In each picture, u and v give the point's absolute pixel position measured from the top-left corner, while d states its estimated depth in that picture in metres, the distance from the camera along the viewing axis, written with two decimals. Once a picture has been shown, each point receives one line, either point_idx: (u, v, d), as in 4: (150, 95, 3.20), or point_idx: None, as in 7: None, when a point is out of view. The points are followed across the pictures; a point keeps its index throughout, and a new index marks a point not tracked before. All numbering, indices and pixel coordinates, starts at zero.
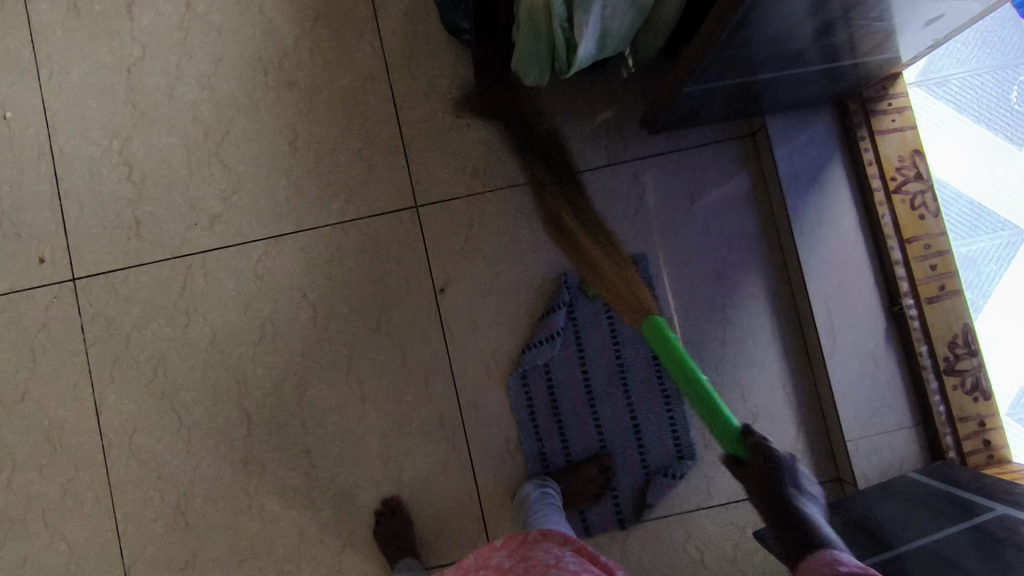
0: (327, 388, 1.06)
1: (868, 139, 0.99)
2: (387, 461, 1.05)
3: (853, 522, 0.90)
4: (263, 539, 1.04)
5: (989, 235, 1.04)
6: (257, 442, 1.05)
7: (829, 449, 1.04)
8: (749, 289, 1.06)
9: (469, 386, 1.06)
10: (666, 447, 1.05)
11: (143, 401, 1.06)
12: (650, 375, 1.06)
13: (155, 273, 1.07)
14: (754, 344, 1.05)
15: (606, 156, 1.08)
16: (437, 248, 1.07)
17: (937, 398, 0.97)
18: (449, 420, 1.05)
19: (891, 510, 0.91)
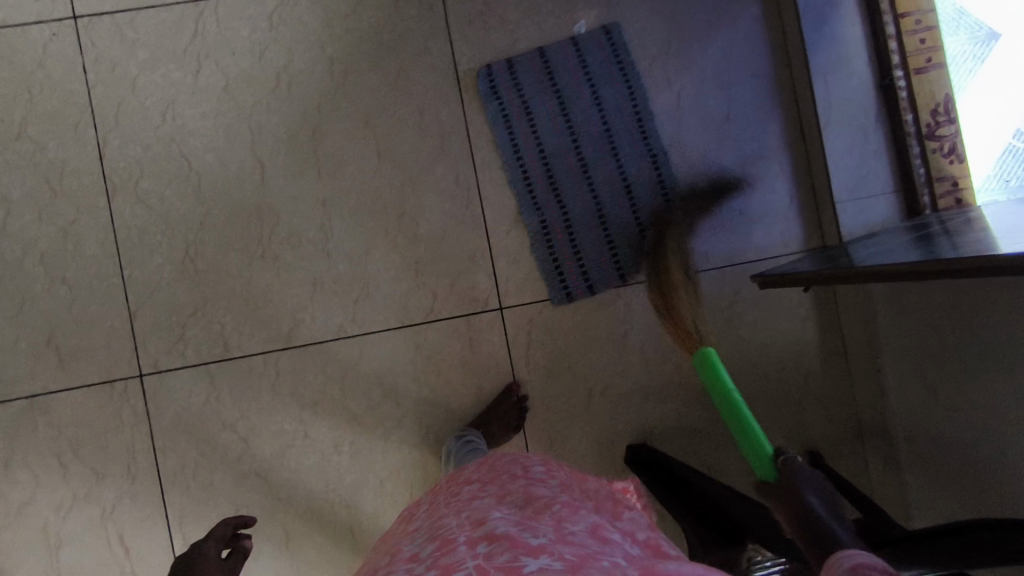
0: (342, 141, 1.06)
1: None
2: (402, 216, 1.07)
3: (825, 260, 0.98)
4: (277, 287, 1.06)
5: (963, 36, 1.00)
6: (272, 193, 1.05)
7: (817, 219, 1.13)
8: (751, 68, 1.13)
9: (485, 146, 1.09)
10: (656, 203, 1.11)
11: (150, 148, 1.03)
12: (638, 137, 1.11)
13: (165, 16, 1.04)
14: (755, 121, 1.13)
15: None
16: (457, 9, 1.08)
17: (918, 161, 1.07)
18: (464, 179, 1.08)
19: (873, 245, 0.98)
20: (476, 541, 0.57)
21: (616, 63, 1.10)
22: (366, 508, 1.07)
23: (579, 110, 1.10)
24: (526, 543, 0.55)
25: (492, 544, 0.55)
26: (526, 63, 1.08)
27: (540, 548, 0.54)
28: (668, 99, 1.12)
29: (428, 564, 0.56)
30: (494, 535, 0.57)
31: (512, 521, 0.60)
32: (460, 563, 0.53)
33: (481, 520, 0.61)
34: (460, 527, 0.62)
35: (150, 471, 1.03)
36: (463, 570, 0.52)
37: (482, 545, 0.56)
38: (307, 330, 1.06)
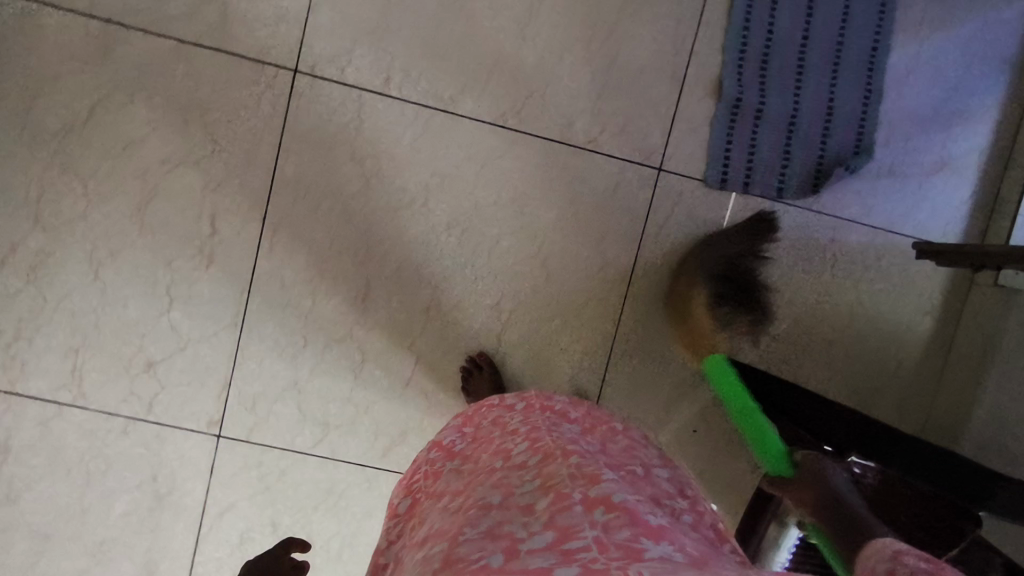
0: None
1: None
2: (610, 35, 1.01)
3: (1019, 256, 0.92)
4: (461, 46, 0.99)
5: None
6: None
7: (984, 225, 1.09)
8: (1001, 50, 1.07)
9: (719, 3, 1.02)
10: (847, 136, 1.04)
11: None
12: (864, 63, 1.04)
13: None
14: (978, 102, 1.07)
15: None
16: None
17: None
18: (683, 26, 1.02)
19: None
20: (592, 504, 0.54)
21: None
22: (448, 298, 1.04)
23: (823, 10, 1.03)
24: (644, 521, 0.53)
25: (608, 512, 0.53)
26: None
27: (659, 534, 0.52)
28: (911, 39, 1.04)
29: (542, 517, 0.53)
30: (609, 499, 0.55)
31: (625, 491, 0.57)
32: (584, 528, 0.51)
33: (589, 473, 0.58)
34: (566, 472, 0.59)
35: (267, 168, 0.99)
36: (589, 539, 0.49)
37: (599, 512, 0.53)
38: (469, 102, 1.01)
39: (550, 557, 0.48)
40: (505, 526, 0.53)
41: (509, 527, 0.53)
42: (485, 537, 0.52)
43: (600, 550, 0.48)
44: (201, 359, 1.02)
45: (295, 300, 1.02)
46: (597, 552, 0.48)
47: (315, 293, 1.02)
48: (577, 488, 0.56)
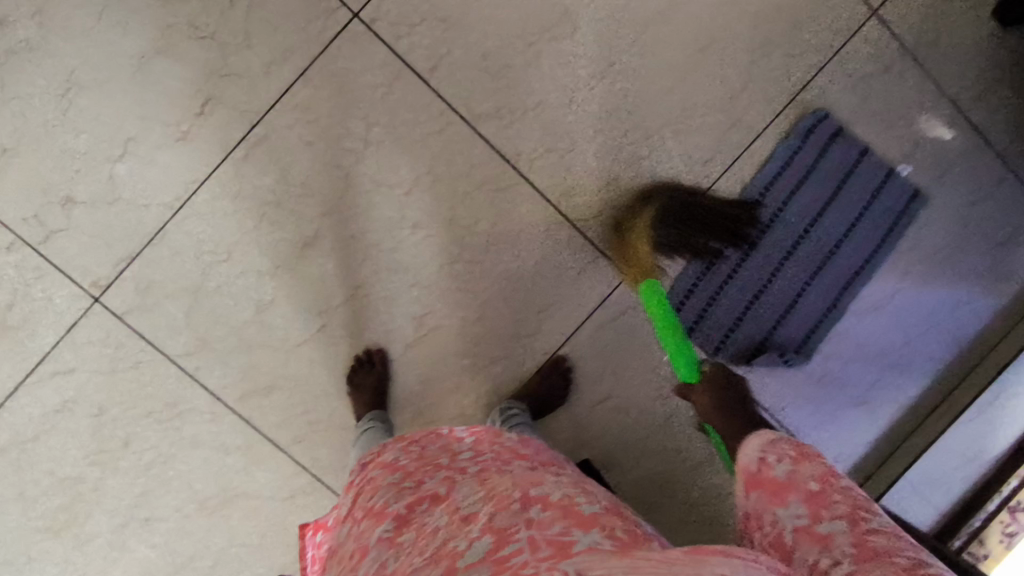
0: (675, 40, 1.03)
1: None
2: (647, 138, 1.04)
3: None
4: (514, 76, 1.01)
5: None
6: (591, 12, 1.01)
7: (871, 470, 1.15)
8: (956, 331, 1.14)
9: (749, 163, 1.06)
10: (797, 333, 1.09)
11: None
12: (842, 279, 1.09)
13: None
14: (916, 364, 1.14)
15: (1001, 146, 1.11)
16: (846, 57, 1.06)
17: (984, 513, 1.09)
18: (709, 166, 1.06)
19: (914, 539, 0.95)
20: (528, 506, 0.63)
21: (889, 223, 1.09)
22: (383, 287, 1.03)
23: (831, 215, 1.08)
24: (578, 514, 0.62)
25: (543, 512, 0.62)
26: (843, 147, 1.06)
27: (591, 522, 0.61)
28: (889, 282, 1.11)
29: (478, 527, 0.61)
30: (541, 500, 0.64)
31: (562, 492, 0.67)
32: (515, 530, 0.59)
33: (526, 485, 0.68)
34: (503, 486, 0.68)
35: (283, 83, 0.98)
36: (519, 539, 0.58)
37: (534, 511, 0.62)
38: (494, 127, 1.02)
39: (484, 563, 0.56)
40: (448, 547, 0.60)
41: (449, 545, 0.60)
42: (431, 563, 0.59)
43: (531, 549, 0.56)
44: (122, 221, 0.98)
45: (240, 213, 0.99)
46: (524, 550, 0.56)
47: (263, 217, 0.99)
48: (512, 496, 0.65)
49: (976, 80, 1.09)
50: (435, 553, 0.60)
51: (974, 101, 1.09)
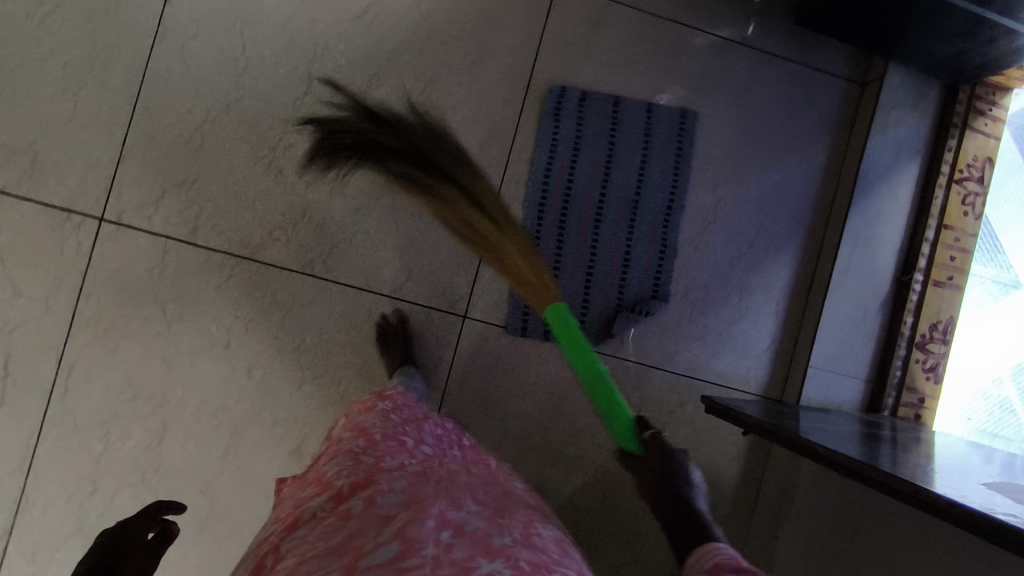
0: (395, 93, 1.05)
1: (958, 130, 1.08)
2: (416, 189, 1.06)
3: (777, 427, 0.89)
4: (268, 199, 1.04)
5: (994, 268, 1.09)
6: (307, 110, 1.04)
7: (785, 374, 1.13)
8: (790, 210, 1.13)
9: (523, 162, 1.08)
10: (644, 287, 1.09)
11: (217, 16, 1.02)
12: (658, 219, 1.10)
13: None
14: (772, 257, 1.13)
15: (737, 33, 1.12)
16: (556, 29, 1.08)
17: (899, 362, 1.08)
18: (488, 183, 1.07)
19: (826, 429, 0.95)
20: (443, 522, 0.56)
21: (675, 147, 1.10)
22: (249, 440, 1.04)
23: (617, 169, 1.09)
24: (489, 543, 0.55)
25: (456, 534, 0.55)
26: (596, 103, 1.08)
27: (499, 550, 0.55)
28: (705, 199, 1.11)
29: (392, 528, 0.56)
30: (462, 523, 0.57)
31: (482, 515, 0.60)
32: (424, 545, 0.53)
33: (456, 501, 0.61)
34: (435, 496, 0.62)
35: (67, 311, 1.00)
36: (424, 556, 0.52)
37: (447, 529, 0.56)
38: (274, 251, 1.04)
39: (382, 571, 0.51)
40: (354, 541, 0.56)
41: (358, 541, 0.55)
42: (334, 553, 0.55)
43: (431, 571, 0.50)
44: None
45: (85, 444, 1.00)
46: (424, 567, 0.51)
47: (108, 437, 1.01)
48: (437, 507, 0.59)
49: None
50: (340, 546, 0.56)
51: (691, 8, 1.11)
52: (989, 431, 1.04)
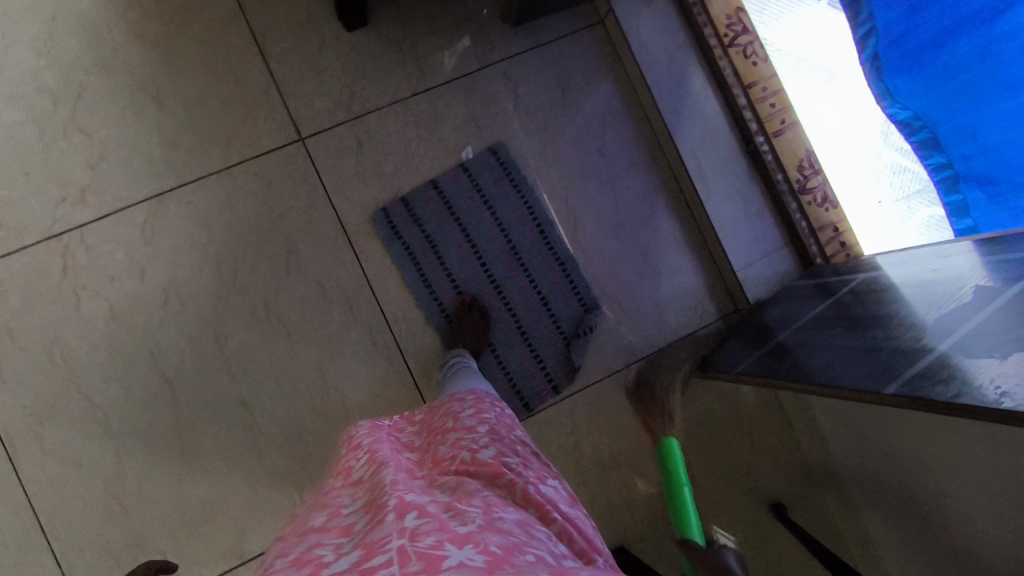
0: (248, 334, 1.02)
1: (699, 5, 1.11)
2: (328, 390, 1.03)
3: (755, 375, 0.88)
4: (215, 502, 0.99)
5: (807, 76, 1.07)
6: (187, 407, 1.00)
7: (725, 287, 1.17)
8: (627, 159, 1.16)
9: (394, 299, 1.06)
10: (566, 314, 1.11)
11: (44, 397, 0.97)
12: (537, 254, 1.11)
13: (29, 259, 0.99)
14: (643, 208, 1.16)
15: (477, 60, 1.12)
16: (333, 176, 1.07)
17: (798, 216, 1.10)
18: (381, 339, 1.05)
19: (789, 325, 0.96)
20: (403, 515, 0.52)
21: (510, 182, 1.11)
22: None
23: (471, 242, 1.09)
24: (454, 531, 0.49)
25: (420, 521, 0.51)
26: (421, 199, 1.07)
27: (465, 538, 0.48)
28: (556, 206, 1.13)
29: (354, 539, 0.52)
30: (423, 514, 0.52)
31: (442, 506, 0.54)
32: (386, 540, 0.48)
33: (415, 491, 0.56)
34: (395, 489, 0.57)
35: None
36: (389, 551, 0.47)
37: (410, 521, 0.50)
38: (256, 540, 1.00)
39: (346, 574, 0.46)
40: (316, 551, 0.52)
41: (318, 551, 0.51)
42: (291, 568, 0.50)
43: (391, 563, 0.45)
44: None
45: None
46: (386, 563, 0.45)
47: None
48: (396, 499, 0.54)
49: (406, 60, 1.10)
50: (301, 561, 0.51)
51: (424, 71, 1.10)
52: (903, 196, 0.99)
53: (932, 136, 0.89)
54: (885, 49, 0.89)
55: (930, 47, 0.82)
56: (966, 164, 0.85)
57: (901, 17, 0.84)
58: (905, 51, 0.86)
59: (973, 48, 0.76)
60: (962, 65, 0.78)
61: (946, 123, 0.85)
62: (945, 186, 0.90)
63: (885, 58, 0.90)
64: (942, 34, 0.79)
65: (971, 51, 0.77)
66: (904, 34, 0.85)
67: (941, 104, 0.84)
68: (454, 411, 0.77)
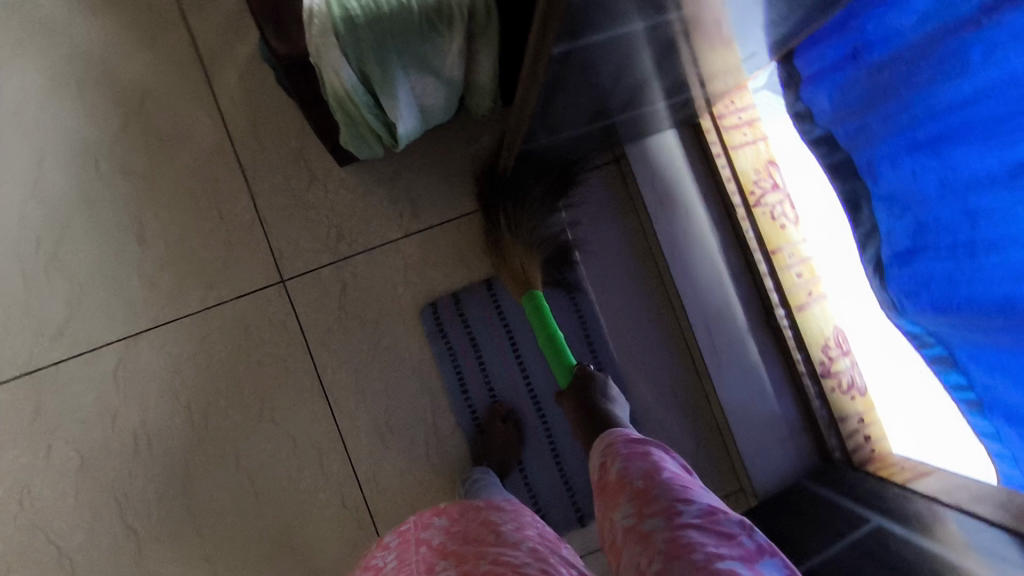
0: (217, 486, 1.00)
1: (724, 156, 0.99)
2: (293, 552, 0.99)
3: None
4: None
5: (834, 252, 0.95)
6: (150, 559, 0.98)
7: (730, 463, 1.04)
8: (635, 312, 1.05)
9: (367, 458, 1.01)
10: (554, 484, 1.02)
11: (13, 536, 0.97)
12: (530, 412, 1.03)
13: (6, 397, 0.98)
14: (649, 369, 1.04)
15: (473, 201, 1.04)
16: (311, 322, 1.01)
17: (818, 401, 0.96)
18: (351, 499, 1.00)
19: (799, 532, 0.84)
20: None
21: (567, 291, 1.04)
22: None
23: (462, 396, 1.02)
24: None
25: None
26: (472, 299, 1.02)
27: None
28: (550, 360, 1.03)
29: None
30: None
31: None
32: None
33: None
34: None
35: None
36: None
37: None
38: None
39: None
40: None
41: None
42: None
43: None
44: None
45: None
46: None
47: None
48: None
49: (398, 199, 1.03)
50: None
51: (416, 212, 1.03)
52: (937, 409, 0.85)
53: (948, 354, 0.76)
54: (889, 259, 0.80)
55: (937, 272, 0.72)
56: (988, 400, 0.72)
57: (907, 233, 0.76)
58: (913, 269, 0.76)
59: (983, 291, 0.66)
60: (970, 305, 0.68)
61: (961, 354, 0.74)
62: (968, 409, 0.76)
63: (891, 269, 0.80)
64: (951, 265, 0.70)
65: (983, 292, 0.66)
66: (910, 250, 0.76)
67: (956, 333, 0.72)
68: (487, 521, 0.64)
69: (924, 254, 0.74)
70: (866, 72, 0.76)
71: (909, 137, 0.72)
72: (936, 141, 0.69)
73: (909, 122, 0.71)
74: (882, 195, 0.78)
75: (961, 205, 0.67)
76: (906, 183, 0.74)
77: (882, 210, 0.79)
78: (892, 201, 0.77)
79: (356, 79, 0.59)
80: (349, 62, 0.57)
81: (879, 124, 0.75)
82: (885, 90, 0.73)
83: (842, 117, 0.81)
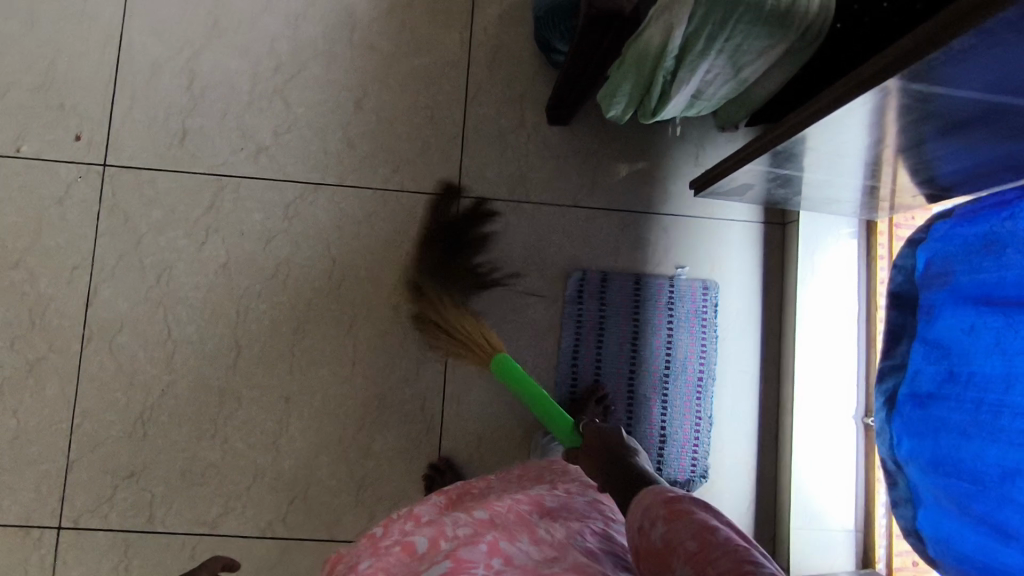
0: (323, 341, 1.06)
1: (888, 260, 1.04)
2: (360, 429, 1.05)
3: None
4: (217, 471, 1.02)
5: None
6: (239, 376, 1.05)
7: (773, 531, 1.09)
8: (746, 362, 1.11)
9: (460, 379, 1.07)
10: None
11: (137, 304, 1.04)
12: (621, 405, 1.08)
13: (188, 184, 1.07)
14: (734, 415, 1.10)
15: (647, 204, 1.12)
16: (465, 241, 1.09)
17: (884, 509, 1.03)
18: (430, 409, 1.06)
19: None
20: (494, 550, 0.55)
21: (701, 318, 1.10)
22: None
23: (570, 357, 1.08)
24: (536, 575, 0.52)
25: (506, 562, 0.53)
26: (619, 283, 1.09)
27: None
28: (660, 368, 1.09)
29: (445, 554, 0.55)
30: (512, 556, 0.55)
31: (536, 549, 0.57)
32: (473, 565, 0.51)
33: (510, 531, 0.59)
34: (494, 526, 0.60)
35: None
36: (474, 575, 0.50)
37: (497, 559, 0.53)
38: (232, 522, 1.02)
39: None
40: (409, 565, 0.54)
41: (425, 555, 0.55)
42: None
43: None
44: None
45: None
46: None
47: None
48: (491, 536, 0.57)
49: (585, 172, 1.11)
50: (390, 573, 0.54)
51: (593, 190, 1.11)
52: None
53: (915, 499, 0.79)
54: (905, 395, 0.81)
55: (947, 421, 0.73)
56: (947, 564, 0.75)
57: (935, 378, 0.77)
58: (923, 412, 0.77)
59: (986, 454, 0.69)
60: (969, 468, 0.70)
61: (932, 504, 0.76)
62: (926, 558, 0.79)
63: (900, 405, 0.81)
64: (969, 421, 0.71)
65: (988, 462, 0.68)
66: (927, 396, 0.77)
67: (936, 488, 0.75)
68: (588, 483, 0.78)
69: (942, 402, 0.75)
70: (999, 219, 0.73)
71: (988, 292, 0.73)
72: (1010, 306, 0.70)
73: (992, 281, 0.72)
74: (929, 337, 0.79)
75: (1006, 374, 0.68)
76: (958, 335, 0.75)
77: (921, 350, 0.80)
78: (935, 346, 0.78)
79: (680, 44, 0.69)
80: (687, 26, 0.67)
81: (964, 270, 0.76)
82: (996, 241, 0.73)
83: (937, 253, 0.81)
